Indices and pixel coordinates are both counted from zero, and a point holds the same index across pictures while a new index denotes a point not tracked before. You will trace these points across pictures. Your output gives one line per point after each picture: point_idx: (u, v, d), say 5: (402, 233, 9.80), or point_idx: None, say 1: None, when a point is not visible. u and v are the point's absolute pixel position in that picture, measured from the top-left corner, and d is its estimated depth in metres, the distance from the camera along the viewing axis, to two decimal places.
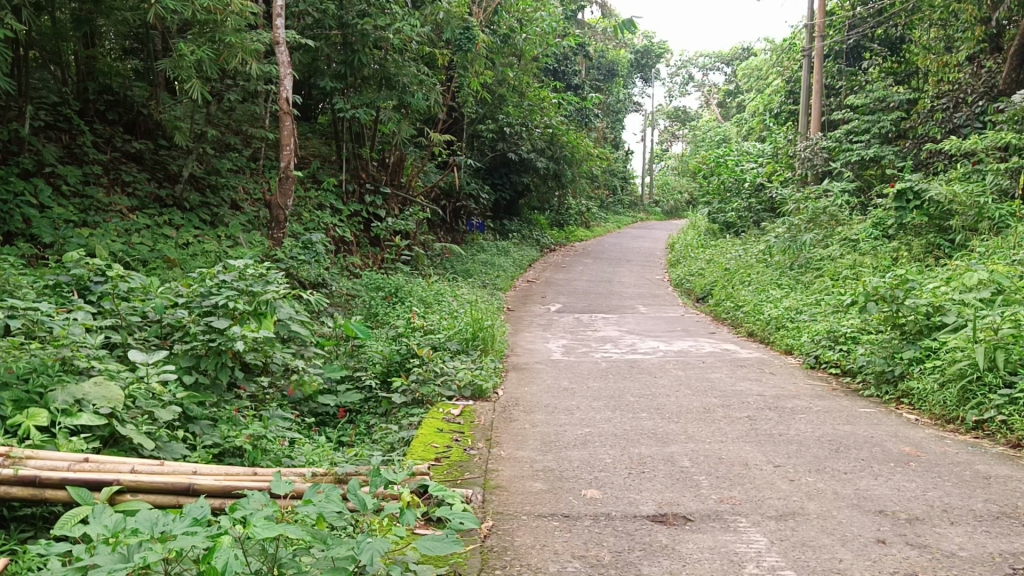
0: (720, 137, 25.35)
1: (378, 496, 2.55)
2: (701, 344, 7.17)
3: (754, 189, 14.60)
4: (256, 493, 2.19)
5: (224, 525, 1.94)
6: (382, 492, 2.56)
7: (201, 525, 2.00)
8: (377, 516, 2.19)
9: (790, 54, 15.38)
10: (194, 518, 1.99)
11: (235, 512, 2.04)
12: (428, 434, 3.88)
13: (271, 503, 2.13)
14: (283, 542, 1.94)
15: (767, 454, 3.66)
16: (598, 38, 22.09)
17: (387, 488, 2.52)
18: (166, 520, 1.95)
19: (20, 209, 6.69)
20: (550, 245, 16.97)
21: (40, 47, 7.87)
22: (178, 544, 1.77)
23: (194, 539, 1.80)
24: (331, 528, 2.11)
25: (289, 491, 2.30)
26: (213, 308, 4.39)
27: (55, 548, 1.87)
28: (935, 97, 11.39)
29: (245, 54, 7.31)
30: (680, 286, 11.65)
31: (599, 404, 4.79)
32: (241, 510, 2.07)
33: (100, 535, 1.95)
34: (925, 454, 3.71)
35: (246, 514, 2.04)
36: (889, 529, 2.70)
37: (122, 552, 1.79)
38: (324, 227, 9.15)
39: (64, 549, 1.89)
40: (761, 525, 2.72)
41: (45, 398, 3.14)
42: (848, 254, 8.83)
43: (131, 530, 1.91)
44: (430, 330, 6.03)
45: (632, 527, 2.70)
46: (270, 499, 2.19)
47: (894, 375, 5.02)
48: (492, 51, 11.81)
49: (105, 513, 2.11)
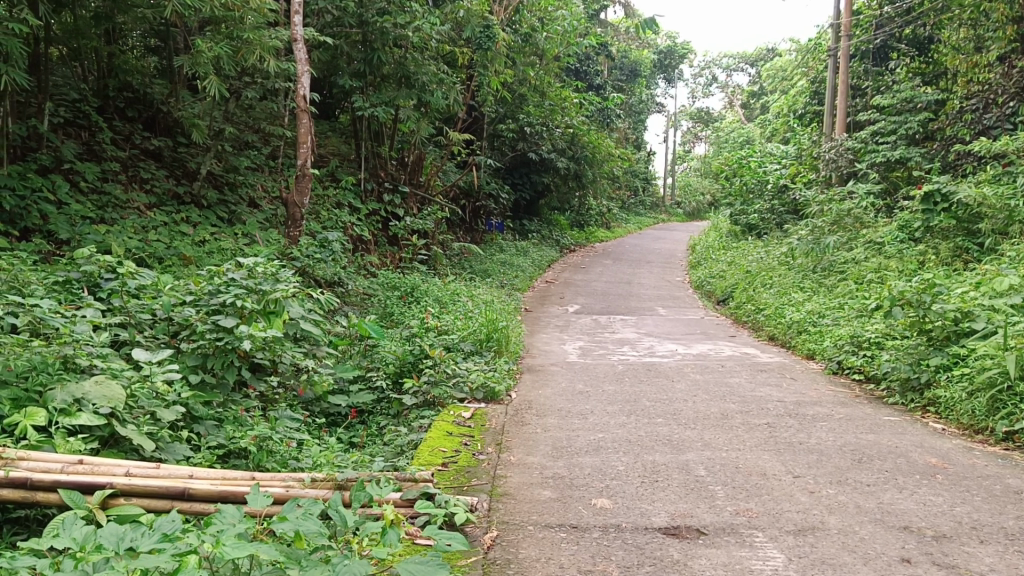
0: (744, 139, 25.21)
1: (363, 512, 2.46)
2: (720, 347, 7.04)
3: (777, 191, 14.40)
4: (231, 511, 2.09)
5: (193, 543, 1.85)
6: (367, 508, 2.47)
7: (170, 541, 1.90)
8: (359, 535, 2.11)
9: (816, 54, 15.20)
10: (163, 534, 1.89)
11: (208, 530, 1.95)
12: (437, 438, 3.79)
13: (246, 520, 2.04)
14: (260, 562, 1.85)
15: (787, 463, 3.53)
16: (621, 38, 22.01)
17: (372, 501, 2.42)
18: (134, 534, 1.86)
19: (37, 205, 6.66)
20: (570, 245, 16.79)
21: (62, 44, 7.86)
22: (142, 564, 1.70)
23: (159, 561, 1.71)
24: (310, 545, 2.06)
25: (267, 505, 2.21)
26: (221, 306, 4.28)
27: (18, 563, 1.78)
28: (964, 97, 11.10)
29: (263, 50, 7.25)
30: (702, 288, 11.47)
31: (613, 408, 4.68)
32: (220, 526, 1.98)
33: (66, 549, 1.85)
34: (952, 466, 3.57)
35: (220, 532, 1.95)
36: (914, 547, 2.57)
37: (84, 569, 1.71)
38: (342, 227, 9.09)
39: (27, 562, 1.81)
40: (778, 540, 2.60)
41: (44, 397, 3.07)
42: (873, 257, 8.67)
43: (95, 546, 1.82)
44: (445, 330, 5.93)
45: (643, 540, 2.59)
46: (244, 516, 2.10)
47: (920, 383, 4.87)
48: (513, 50, 11.70)
49: (76, 523, 2.00)
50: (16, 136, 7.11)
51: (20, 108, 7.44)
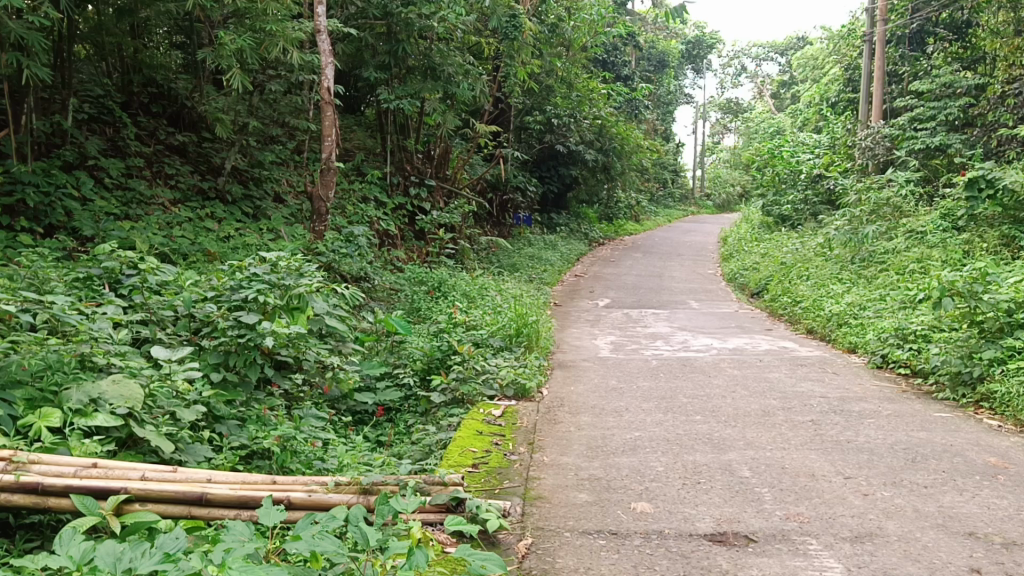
0: (775, 129, 24.76)
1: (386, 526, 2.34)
2: (756, 341, 6.80)
3: (811, 181, 14.04)
4: (240, 529, 1.99)
5: (196, 566, 1.74)
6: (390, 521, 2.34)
7: (171, 561, 1.79)
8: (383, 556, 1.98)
9: (849, 40, 14.83)
10: (166, 553, 1.78)
11: (212, 554, 1.83)
12: (467, 437, 3.63)
13: (256, 542, 1.94)
14: None
15: (835, 463, 3.34)
16: (647, 28, 21.72)
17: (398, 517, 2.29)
18: (133, 554, 1.75)
19: (62, 201, 6.60)
20: (599, 238, 16.53)
21: (86, 40, 7.81)
22: None
23: None
24: (326, 564, 1.95)
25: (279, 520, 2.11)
26: (243, 302, 4.14)
27: None
28: (1006, 82, 10.77)
29: (287, 42, 7.06)
30: (735, 281, 11.22)
31: (649, 405, 4.50)
32: (228, 550, 1.87)
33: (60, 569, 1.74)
34: (1012, 466, 3.36)
35: (224, 555, 1.83)
36: (983, 556, 2.37)
37: None
38: (368, 221, 8.95)
39: None
40: (834, 549, 2.41)
41: (59, 397, 2.95)
42: (914, 247, 8.42)
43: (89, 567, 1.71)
44: (473, 325, 5.77)
45: (688, 547, 2.42)
46: (253, 535, 2.00)
47: (972, 377, 4.62)
48: (540, 41, 11.49)
49: (73, 539, 1.89)
50: (40, 132, 7.05)
51: (44, 104, 7.40)
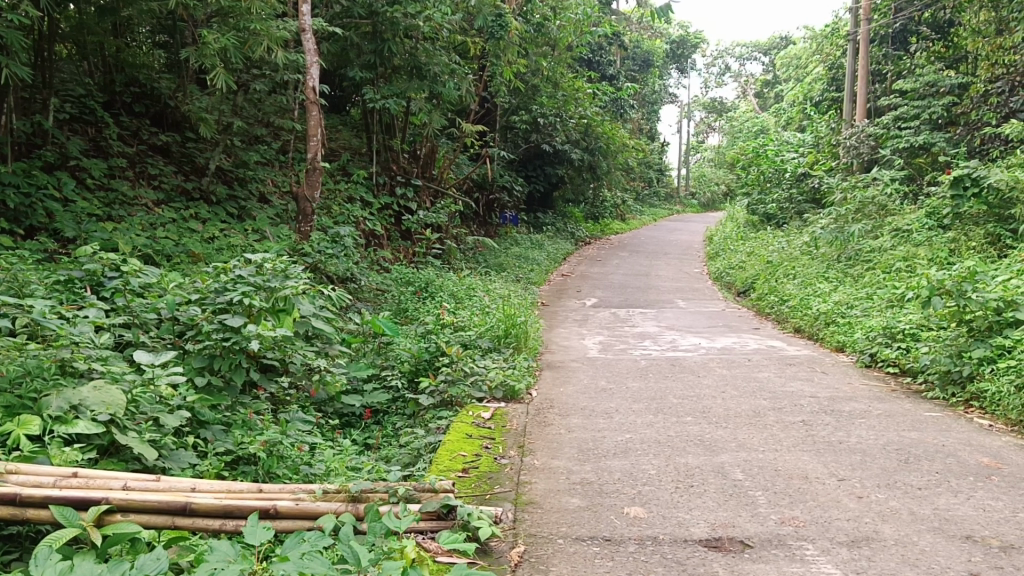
0: (758, 128, 24.86)
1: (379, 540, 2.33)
2: (744, 340, 6.79)
3: (796, 180, 14.07)
4: (223, 548, 2.01)
5: None
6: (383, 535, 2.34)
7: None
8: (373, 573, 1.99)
9: (832, 39, 14.88)
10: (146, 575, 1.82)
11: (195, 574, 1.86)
12: (456, 441, 3.58)
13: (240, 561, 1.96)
14: None
15: (829, 465, 3.32)
16: (631, 27, 21.72)
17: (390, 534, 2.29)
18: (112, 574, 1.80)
19: (43, 203, 6.50)
20: (585, 237, 16.51)
21: (67, 39, 7.71)
22: None
23: None
24: None
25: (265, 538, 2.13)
26: (228, 305, 4.07)
27: None
28: (988, 81, 10.83)
29: (271, 42, 6.98)
30: (721, 279, 11.22)
31: (639, 407, 4.46)
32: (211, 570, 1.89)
33: None
34: (1005, 466, 3.35)
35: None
36: (982, 560, 2.35)
37: None
38: (353, 221, 8.88)
39: None
40: (832, 554, 2.38)
41: (38, 404, 2.88)
42: (900, 246, 8.45)
43: None
44: (461, 326, 5.72)
45: (684, 554, 2.39)
46: (237, 555, 2.02)
47: (961, 376, 4.63)
48: (526, 40, 11.42)
49: (49, 559, 1.92)
50: (20, 133, 6.94)
51: (24, 104, 7.29)
